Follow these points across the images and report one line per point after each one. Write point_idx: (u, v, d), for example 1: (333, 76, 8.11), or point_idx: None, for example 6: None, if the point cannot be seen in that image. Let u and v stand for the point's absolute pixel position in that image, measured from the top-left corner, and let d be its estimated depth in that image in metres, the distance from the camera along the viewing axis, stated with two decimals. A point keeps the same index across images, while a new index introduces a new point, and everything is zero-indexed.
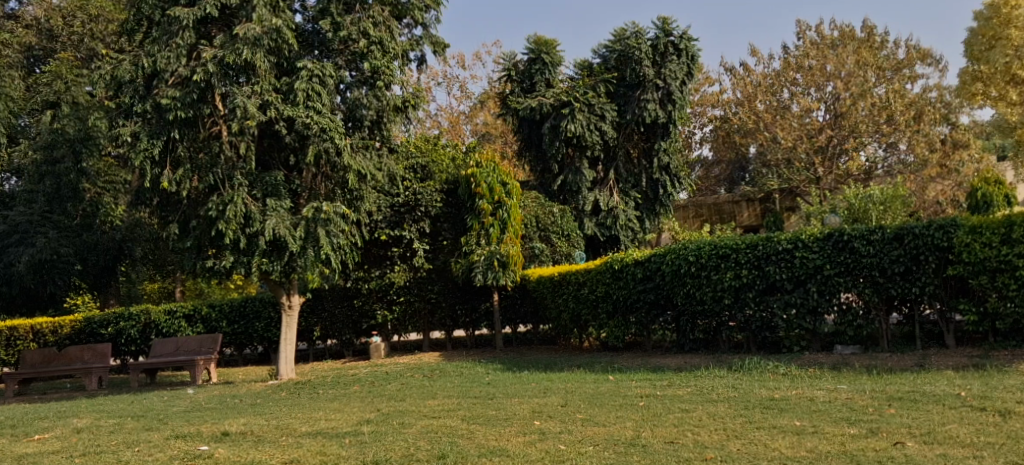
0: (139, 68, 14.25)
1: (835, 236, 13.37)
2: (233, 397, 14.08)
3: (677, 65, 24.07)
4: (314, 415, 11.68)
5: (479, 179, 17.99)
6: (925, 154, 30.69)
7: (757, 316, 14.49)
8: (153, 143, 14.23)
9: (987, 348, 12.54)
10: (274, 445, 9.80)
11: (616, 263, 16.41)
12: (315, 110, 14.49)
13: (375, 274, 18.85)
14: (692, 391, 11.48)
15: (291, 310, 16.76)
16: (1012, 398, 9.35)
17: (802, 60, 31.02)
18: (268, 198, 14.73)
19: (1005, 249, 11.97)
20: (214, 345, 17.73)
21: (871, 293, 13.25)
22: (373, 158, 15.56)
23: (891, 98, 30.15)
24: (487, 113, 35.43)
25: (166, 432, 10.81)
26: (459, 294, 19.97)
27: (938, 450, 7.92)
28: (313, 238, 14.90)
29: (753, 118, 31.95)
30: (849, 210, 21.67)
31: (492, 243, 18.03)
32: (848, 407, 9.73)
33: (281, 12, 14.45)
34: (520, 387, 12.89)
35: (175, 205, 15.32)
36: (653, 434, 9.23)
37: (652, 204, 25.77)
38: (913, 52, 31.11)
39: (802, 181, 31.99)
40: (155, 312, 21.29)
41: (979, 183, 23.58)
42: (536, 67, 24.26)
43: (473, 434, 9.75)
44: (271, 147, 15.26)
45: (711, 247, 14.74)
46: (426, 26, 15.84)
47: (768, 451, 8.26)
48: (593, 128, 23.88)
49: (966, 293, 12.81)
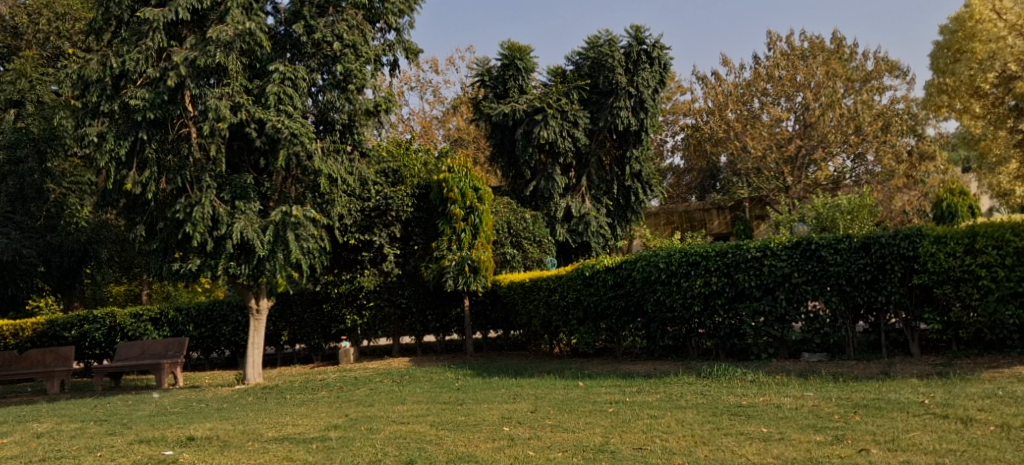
0: (106, 68, 14.09)
1: (804, 244, 13.51)
2: (199, 402, 13.92)
3: (649, 73, 24.19)
4: (281, 420, 11.58)
5: (451, 184, 17.92)
6: (892, 165, 31.10)
7: (725, 324, 14.53)
8: (120, 144, 14.10)
9: (951, 356, 12.73)
10: (240, 450, 9.71)
11: (587, 269, 16.51)
12: (287, 113, 14.39)
13: (345, 278, 18.77)
14: (661, 397, 11.54)
15: (259, 314, 16.64)
16: (975, 406, 9.47)
17: (772, 70, 31.29)
18: (237, 200, 14.59)
19: (968, 259, 12.27)
20: (181, 349, 17.43)
21: (838, 302, 13.37)
22: (344, 163, 15.54)
23: (859, 108, 30.79)
24: (460, 118, 35.39)
25: (130, 437, 10.66)
26: (430, 300, 19.85)
27: (902, 457, 8.00)
28: (282, 242, 14.81)
29: (724, 126, 32.27)
30: (818, 219, 21.92)
31: (464, 248, 18.05)
32: (814, 414, 9.82)
33: (254, 14, 14.35)
34: (489, 393, 12.84)
35: (142, 207, 15.18)
36: (621, 440, 9.25)
37: (624, 211, 25.91)
38: (882, 64, 31.50)
39: (772, 190, 32.38)
40: (120, 314, 21.04)
41: (944, 193, 23.91)
42: (509, 73, 24.37)
43: (442, 440, 9.71)
44: (241, 148, 15.16)
45: (681, 255, 14.81)
46: (399, 31, 15.82)
47: (734, 458, 8.30)
48: (566, 135, 23.99)
49: (930, 301, 12.99)
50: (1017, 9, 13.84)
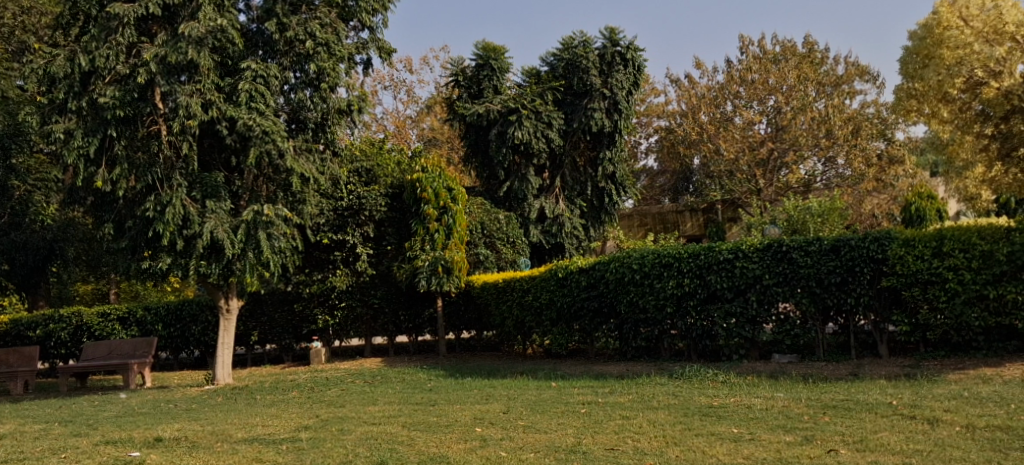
0: (74, 64, 13.89)
1: (775, 246, 13.60)
2: (167, 402, 13.79)
3: (623, 75, 24.33)
4: (251, 420, 11.49)
5: (425, 184, 17.87)
6: (862, 168, 31.39)
7: (697, 325, 14.60)
8: (88, 141, 13.92)
9: (919, 357, 12.88)
10: (209, 451, 9.61)
11: (561, 270, 16.54)
12: (258, 111, 14.25)
13: (317, 277, 18.59)
14: (634, 398, 11.56)
15: (230, 314, 16.49)
16: (941, 407, 9.59)
17: (745, 74, 31.51)
18: (208, 199, 14.44)
19: (936, 262, 12.41)
20: (150, 348, 17.30)
21: (808, 303, 13.45)
22: (316, 162, 15.42)
23: (831, 112, 30.94)
24: (434, 118, 35.42)
25: (95, 438, 10.49)
26: (402, 300, 19.79)
27: (870, 458, 8.05)
28: (253, 241, 14.68)
29: (697, 129, 32.48)
30: (789, 222, 22.13)
31: (438, 248, 17.99)
32: (784, 414, 9.88)
33: (226, 11, 14.22)
34: (461, 394, 12.80)
35: (110, 205, 15.03)
36: (593, 440, 9.25)
37: (598, 213, 25.99)
38: (852, 69, 31.83)
39: (744, 193, 32.67)
40: (87, 314, 20.80)
41: (913, 197, 24.17)
42: (484, 74, 24.36)
43: (413, 441, 9.66)
44: (212, 146, 15.06)
45: (655, 256, 14.87)
46: (373, 29, 15.73)
47: (706, 458, 8.34)
48: (540, 136, 23.96)
49: (898, 303, 13.12)
50: (984, 15, 13.06)
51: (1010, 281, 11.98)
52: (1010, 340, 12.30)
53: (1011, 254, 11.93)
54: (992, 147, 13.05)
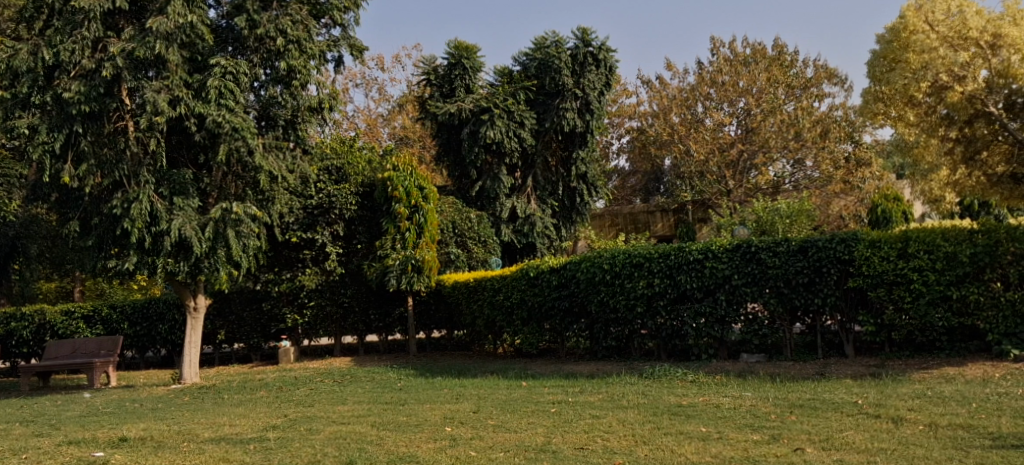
0: (38, 58, 13.69)
1: (744, 247, 13.68)
2: (133, 401, 13.64)
3: (595, 75, 24.45)
4: (217, 420, 11.37)
5: (396, 183, 17.77)
6: (830, 171, 31.79)
7: (667, 325, 14.68)
8: (53, 137, 13.72)
9: (884, 357, 13.04)
10: (175, 451, 9.51)
11: (532, 270, 16.54)
12: (228, 108, 14.08)
13: (286, 276, 18.45)
14: (604, 397, 11.56)
15: (197, 312, 16.34)
16: (905, 406, 9.69)
17: (716, 75, 31.74)
18: (175, 196, 14.35)
19: (901, 263, 12.56)
20: (115, 348, 17.11)
21: (776, 303, 13.56)
22: (286, 159, 15.29)
23: (799, 115, 31.30)
24: (405, 117, 35.29)
25: (58, 439, 10.35)
26: (372, 299, 19.75)
27: (835, 456, 8.11)
28: (222, 239, 14.60)
29: (668, 130, 32.69)
30: (758, 223, 22.28)
31: (408, 247, 17.91)
32: (752, 413, 9.96)
33: (196, 6, 14.02)
34: (431, 393, 12.72)
35: (75, 202, 14.87)
36: (562, 440, 9.25)
37: (569, 213, 26.09)
38: (821, 71, 32.11)
39: (714, 194, 32.86)
40: (50, 312, 20.53)
41: (879, 199, 24.40)
42: (456, 72, 24.24)
43: (383, 440, 9.61)
44: (180, 143, 14.92)
45: (625, 256, 14.93)
46: (345, 27, 15.62)
47: (674, 457, 8.35)
48: (512, 135, 23.95)
49: (864, 304, 13.27)
50: (949, 21, 13.03)
51: (973, 282, 12.20)
52: (971, 339, 12.49)
53: (973, 255, 12.11)
54: (956, 151, 13.32)
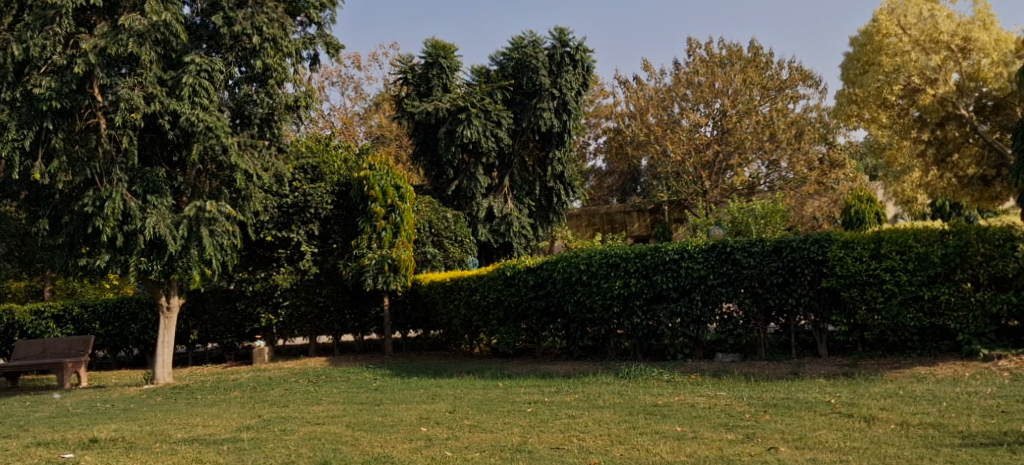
0: (8, 54, 13.49)
1: (719, 247, 13.72)
2: (104, 401, 13.48)
3: (572, 75, 24.50)
4: (190, 421, 11.28)
5: (372, 182, 17.68)
6: (804, 172, 32.26)
7: (643, 324, 14.70)
8: (23, 134, 13.53)
9: (856, 356, 13.15)
10: (147, 452, 9.42)
11: (508, 270, 16.52)
12: (202, 106, 13.97)
13: (260, 275, 18.31)
14: (579, 397, 11.55)
15: (170, 312, 16.18)
16: (877, 405, 9.78)
17: (692, 77, 31.80)
18: (149, 194, 14.19)
19: (874, 264, 12.67)
20: (86, 347, 16.88)
21: (750, 303, 13.64)
22: (261, 158, 15.17)
23: (774, 116, 31.67)
24: (382, 115, 35.34)
25: (27, 439, 10.24)
26: (348, 299, 19.70)
27: (808, 455, 8.15)
28: (195, 238, 14.50)
29: (644, 131, 32.54)
30: (733, 223, 22.40)
31: (384, 246, 17.85)
32: (726, 413, 9.99)
33: (170, 4, 13.84)
34: (407, 393, 12.67)
35: (46, 200, 14.68)
36: (538, 440, 9.24)
37: (546, 212, 26.14)
38: (796, 73, 32.30)
39: (690, 194, 33.04)
40: (20, 311, 20.29)
41: (853, 200, 24.59)
42: (433, 71, 24.13)
43: (358, 441, 9.57)
44: (153, 141, 14.79)
45: (602, 256, 14.95)
46: (321, 25, 15.54)
47: (649, 457, 8.37)
48: (489, 135, 23.89)
49: (837, 304, 13.35)
50: (921, 24, 13.10)
51: (944, 282, 12.32)
52: (943, 339, 12.59)
53: (945, 256, 12.24)
54: (928, 153, 13.47)
